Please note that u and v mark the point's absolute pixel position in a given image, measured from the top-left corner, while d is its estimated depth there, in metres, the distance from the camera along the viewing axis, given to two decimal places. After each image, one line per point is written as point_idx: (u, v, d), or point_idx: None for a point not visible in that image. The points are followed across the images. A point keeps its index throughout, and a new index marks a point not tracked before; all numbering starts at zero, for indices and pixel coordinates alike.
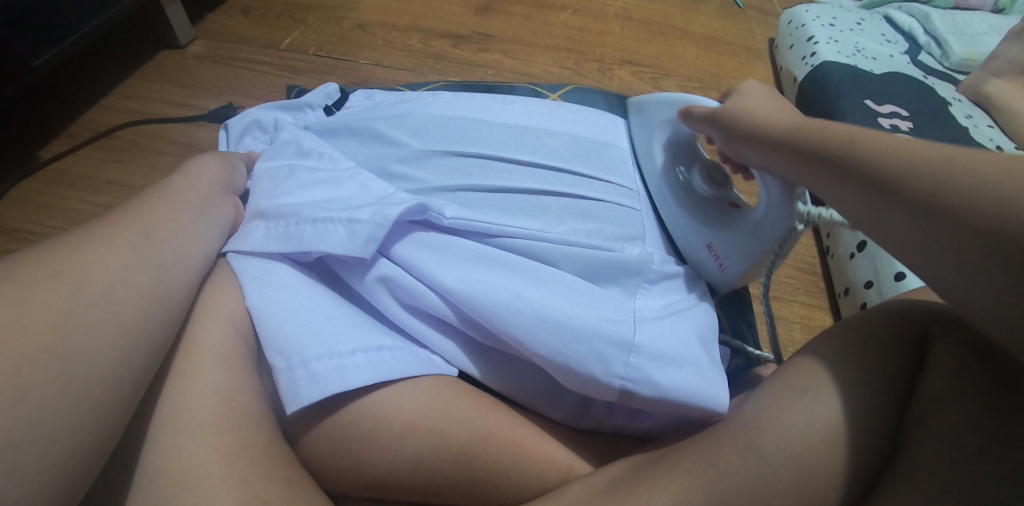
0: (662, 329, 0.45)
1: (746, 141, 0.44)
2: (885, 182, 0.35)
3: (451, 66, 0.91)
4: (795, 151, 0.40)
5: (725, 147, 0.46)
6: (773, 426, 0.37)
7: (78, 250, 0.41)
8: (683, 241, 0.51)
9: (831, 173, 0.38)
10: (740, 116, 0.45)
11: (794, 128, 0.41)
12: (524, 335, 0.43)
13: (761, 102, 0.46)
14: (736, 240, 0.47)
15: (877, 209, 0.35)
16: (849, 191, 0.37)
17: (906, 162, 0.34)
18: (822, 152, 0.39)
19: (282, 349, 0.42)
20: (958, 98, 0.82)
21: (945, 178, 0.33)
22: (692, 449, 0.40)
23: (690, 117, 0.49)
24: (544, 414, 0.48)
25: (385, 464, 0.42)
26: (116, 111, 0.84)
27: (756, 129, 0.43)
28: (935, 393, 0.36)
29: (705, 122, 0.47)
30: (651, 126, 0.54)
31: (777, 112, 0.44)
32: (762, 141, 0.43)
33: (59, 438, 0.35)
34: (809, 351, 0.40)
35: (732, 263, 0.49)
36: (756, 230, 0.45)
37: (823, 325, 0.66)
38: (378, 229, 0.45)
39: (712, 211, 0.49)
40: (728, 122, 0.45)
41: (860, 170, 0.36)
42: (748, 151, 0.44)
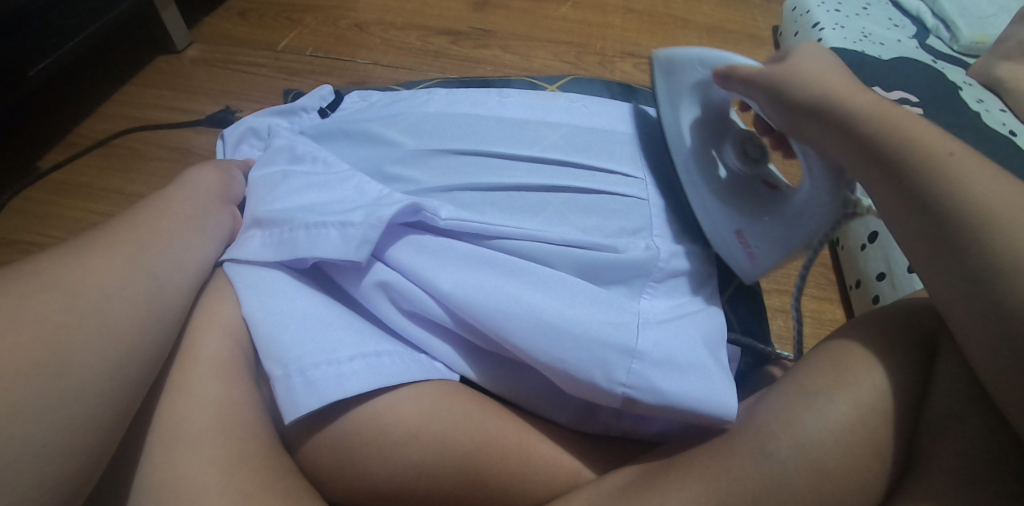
0: (668, 333, 0.44)
1: (806, 116, 0.40)
2: (946, 209, 0.35)
3: (449, 63, 0.90)
4: (862, 146, 0.38)
5: (777, 121, 0.42)
6: (787, 428, 0.36)
7: (71, 262, 0.40)
8: (709, 225, 0.46)
9: (897, 182, 0.37)
10: (799, 87, 0.41)
11: (861, 115, 0.39)
12: (526, 344, 0.42)
13: (822, 66, 0.42)
14: (774, 227, 0.43)
15: (929, 235, 0.36)
16: (903, 208, 0.37)
17: (966, 194, 0.35)
18: (890, 158, 0.37)
19: (280, 357, 0.41)
20: (968, 82, 0.79)
21: (994, 220, 0.34)
22: (703, 453, 0.38)
23: (729, 80, 0.43)
24: (550, 419, 0.47)
25: (387, 473, 0.41)
26: (114, 118, 0.83)
27: (819, 106, 0.40)
28: (949, 397, 0.36)
29: (753, 88, 0.42)
30: (674, 89, 0.47)
31: (841, 85, 0.41)
32: (824, 125, 0.40)
33: (48, 454, 0.34)
34: (821, 353, 0.39)
35: (763, 253, 0.44)
36: (798, 218, 0.41)
37: (834, 318, 0.64)
38: (372, 230, 0.44)
39: (748, 194, 0.45)
40: (788, 94, 0.41)
41: (927, 188, 0.36)
42: (804, 130, 0.41)
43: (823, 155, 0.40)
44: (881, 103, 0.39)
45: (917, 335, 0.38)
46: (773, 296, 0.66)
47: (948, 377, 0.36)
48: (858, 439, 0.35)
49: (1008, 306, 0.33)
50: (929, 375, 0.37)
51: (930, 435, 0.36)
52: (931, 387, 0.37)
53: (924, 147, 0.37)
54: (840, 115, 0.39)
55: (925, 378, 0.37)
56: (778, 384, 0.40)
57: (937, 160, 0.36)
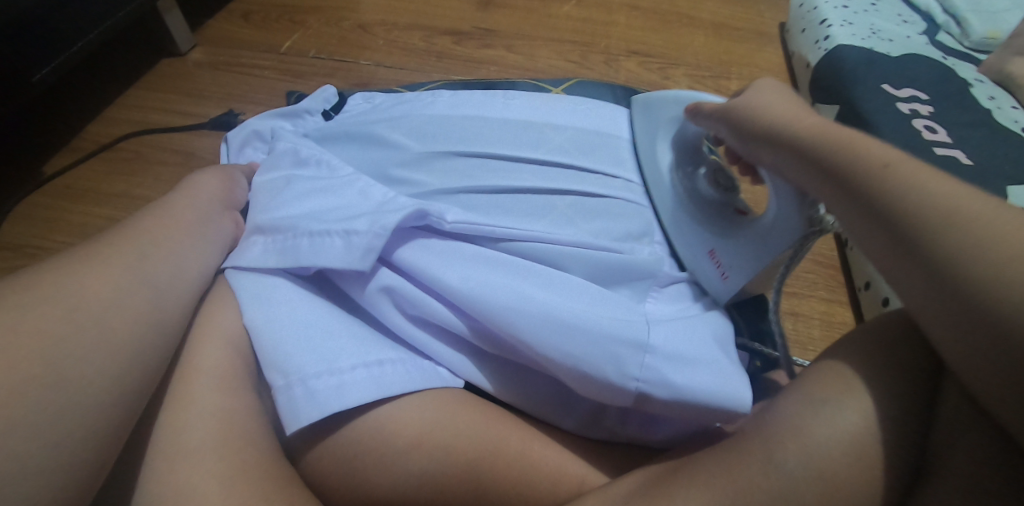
0: (677, 331, 0.43)
1: (763, 143, 0.41)
2: (906, 222, 0.33)
3: (453, 64, 0.89)
4: (810, 161, 0.38)
5: (737, 145, 0.43)
6: (793, 439, 0.36)
7: (72, 273, 0.40)
8: (684, 248, 0.48)
9: (848, 197, 0.36)
10: (754, 112, 0.43)
11: (810, 132, 0.39)
12: (537, 340, 0.41)
13: (782, 98, 0.44)
14: (742, 245, 0.45)
15: (895, 249, 0.34)
16: (866, 222, 0.35)
17: (928, 207, 0.33)
18: (840, 172, 0.36)
19: (281, 367, 0.41)
20: (979, 79, 0.78)
21: (965, 233, 0.32)
22: (706, 462, 0.38)
23: (696, 114, 0.47)
24: (556, 425, 0.46)
25: (389, 483, 0.41)
26: (118, 122, 0.84)
27: (770, 128, 0.41)
28: (952, 423, 0.35)
29: (715, 120, 0.45)
30: (655, 125, 0.51)
31: (795, 110, 0.42)
32: (777, 143, 0.40)
33: (47, 466, 0.34)
34: (831, 356, 0.39)
35: (733, 272, 0.45)
36: (762, 237, 0.43)
37: (844, 321, 0.63)
38: (377, 239, 0.43)
39: (719, 217, 0.47)
40: (742, 120, 0.43)
41: (881, 201, 0.35)
42: (760, 151, 0.42)
43: (780, 172, 0.40)
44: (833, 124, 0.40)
45: (927, 341, 0.37)
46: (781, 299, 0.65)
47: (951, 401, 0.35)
48: (864, 449, 0.35)
49: (985, 319, 0.30)
50: (938, 383, 0.36)
51: (938, 447, 0.35)
52: (940, 396, 0.36)
53: (874, 160, 0.36)
54: (789, 133, 0.40)
55: (934, 386, 0.36)
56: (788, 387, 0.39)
57: (894, 174, 0.35)
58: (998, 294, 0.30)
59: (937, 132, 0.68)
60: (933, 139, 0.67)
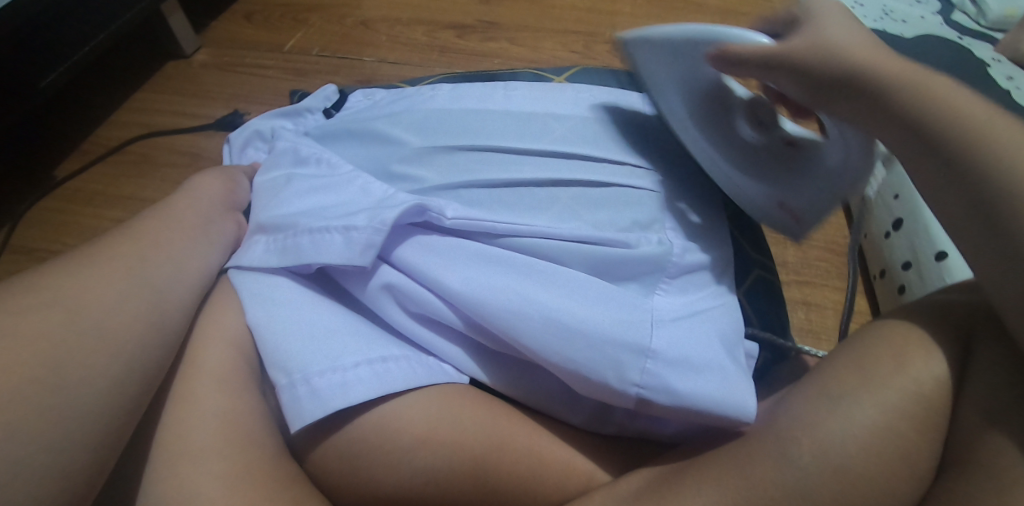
0: (682, 333, 0.42)
1: (838, 96, 0.39)
2: (984, 178, 0.34)
3: (457, 58, 0.89)
4: (894, 118, 0.37)
5: (800, 96, 0.41)
6: (807, 432, 0.35)
7: (72, 275, 0.40)
8: (743, 194, 0.46)
9: (937, 156, 0.36)
10: (816, 57, 0.39)
11: (886, 81, 0.38)
12: (538, 345, 0.41)
13: (833, 28, 0.41)
14: (810, 189, 0.43)
15: (971, 204, 0.35)
16: (951, 184, 0.35)
17: (1005, 158, 0.34)
18: (923, 129, 0.36)
19: (284, 365, 0.41)
20: (996, 58, 0.75)
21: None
22: (718, 457, 0.37)
23: (724, 58, 0.40)
24: (564, 420, 0.45)
25: (396, 481, 0.41)
26: (125, 125, 0.84)
27: (841, 78, 0.39)
28: (982, 395, 0.34)
29: (766, 71, 0.40)
30: (657, 68, 0.44)
31: (857, 47, 0.40)
32: (852, 96, 0.39)
33: (52, 469, 0.34)
34: (852, 343, 0.38)
35: (805, 213, 0.44)
36: (835, 179, 0.42)
37: (857, 310, 0.62)
38: (376, 235, 0.43)
39: (771, 160, 0.43)
40: (805, 68, 0.40)
41: (962, 158, 0.35)
42: (830, 103, 0.40)
43: (853, 126, 0.39)
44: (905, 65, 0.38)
45: (955, 318, 0.37)
46: (793, 288, 0.63)
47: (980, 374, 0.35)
48: (880, 436, 0.34)
49: None
50: (962, 373, 0.35)
51: (966, 423, 0.34)
52: (964, 388, 0.35)
53: (956, 115, 0.36)
54: (868, 83, 0.38)
55: (959, 376, 0.35)
56: (801, 383, 0.38)
57: (971, 125, 0.35)
58: None
59: None
60: None
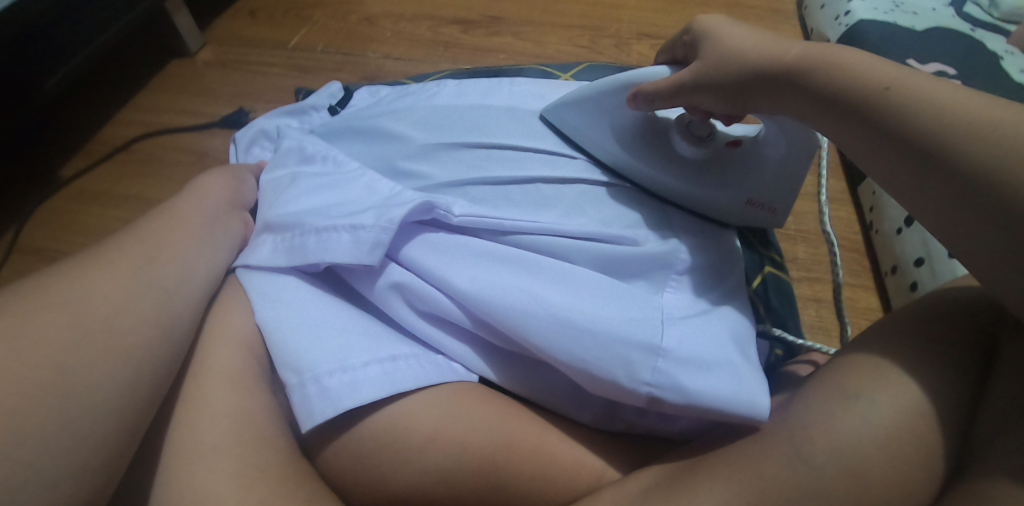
0: (693, 330, 0.42)
1: (764, 94, 0.41)
2: (911, 136, 0.35)
3: (462, 53, 0.88)
4: (824, 102, 0.38)
5: (718, 106, 0.43)
6: (824, 430, 0.34)
7: (80, 277, 0.40)
8: (716, 207, 0.49)
9: (876, 135, 0.36)
10: (717, 67, 0.42)
11: (791, 66, 0.39)
12: (547, 343, 0.40)
13: (726, 29, 0.43)
14: (770, 178, 0.48)
15: (905, 166, 0.35)
16: (896, 165, 0.35)
17: (925, 113, 0.34)
18: (842, 101, 0.37)
19: (295, 365, 0.40)
20: (1009, 50, 0.74)
21: (963, 126, 0.33)
22: (732, 456, 0.37)
23: (639, 100, 0.46)
24: (573, 419, 0.45)
25: (406, 479, 0.40)
26: (131, 123, 0.84)
27: (747, 76, 0.41)
28: (1007, 400, 0.34)
29: (680, 96, 0.44)
30: (586, 120, 0.49)
31: (751, 41, 0.42)
32: (767, 88, 0.40)
33: (63, 471, 0.34)
34: (867, 343, 0.37)
35: (778, 202, 0.49)
36: (785, 165, 0.46)
37: (868, 307, 0.61)
38: (383, 233, 0.43)
39: (722, 164, 0.47)
40: (711, 80, 0.42)
41: (886, 120, 0.35)
42: (750, 101, 0.42)
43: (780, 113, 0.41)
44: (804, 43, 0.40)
45: (976, 325, 0.36)
46: (802, 285, 0.63)
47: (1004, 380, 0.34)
48: (901, 434, 0.34)
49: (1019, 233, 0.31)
50: (988, 373, 0.35)
51: (987, 424, 0.34)
52: (988, 387, 0.35)
53: (882, 87, 0.36)
54: (787, 75, 0.39)
55: (981, 381, 0.35)
56: (810, 385, 0.38)
57: (889, 88, 0.36)
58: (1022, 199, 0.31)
59: None
60: None
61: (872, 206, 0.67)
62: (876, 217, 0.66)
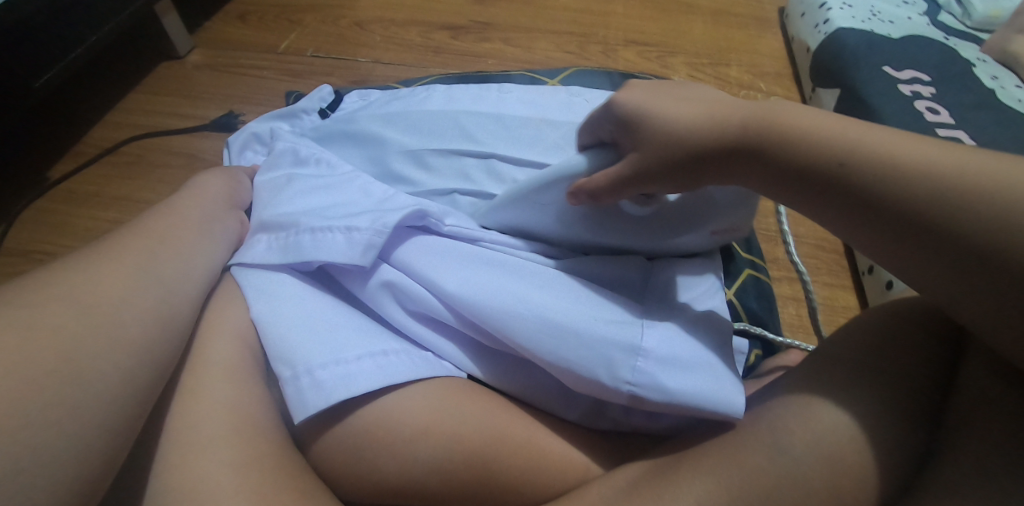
0: (673, 333, 0.42)
1: (726, 170, 0.39)
2: (886, 204, 0.35)
3: (451, 58, 0.89)
4: (793, 175, 0.37)
5: (671, 188, 0.40)
6: (803, 420, 0.36)
7: (80, 271, 0.41)
8: (679, 246, 0.47)
9: (851, 204, 0.36)
10: (662, 153, 0.39)
11: (749, 140, 0.38)
12: (533, 343, 0.42)
13: (654, 109, 0.39)
14: (727, 214, 0.45)
15: (883, 233, 0.36)
16: (876, 231, 0.36)
17: (894, 178, 0.35)
18: (811, 174, 0.37)
19: (288, 360, 0.41)
20: (981, 59, 0.77)
21: (930, 188, 0.34)
22: (715, 446, 0.38)
23: (580, 196, 0.41)
24: (559, 415, 0.46)
25: (396, 472, 0.41)
26: (121, 126, 0.84)
27: (705, 158, 0.39)
28: (968, 402, 0.36)
29: (628, 189, 0.40)
30: (524, 206, 0.45)
31: (691, 121, 0.39)
32: (730, 163, 0.39)
33: (61, 459, 0.35)
34: (837, 339, 0.40)
35: (741, 223, 0.46)
36: (739, 200, 0.44)
37: (847, 306, 0.63)
38: (377, 235, 0.44)
39: (671, 215, 0.44)
40: (661, 168, 0.39)
41: (863, 190, 0.36)
42: (713, 178, 0.39)
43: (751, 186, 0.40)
44: (752, 115, 0.38)
45: (941, 342, 0.38)
46: (783, 285, 0.64)
47: (969, 386, 0.36)
48: (868, 435, 0.35)
49: (994, 275, 0.33)
50: (951, 386, 0.38)
51: (952, 427, 0.36)
52: (951, 400, 0.37)
53: (855, 148, 0.36)
54: (749, 148, 0.38)
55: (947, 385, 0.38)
56: (789, 384, 0.39)
57: (856, 150, 0.36)
58: (997, 243, 0.33)
59: (939, 114, 0.68)
60: (936, 120, 0.67)
61: None
62: None
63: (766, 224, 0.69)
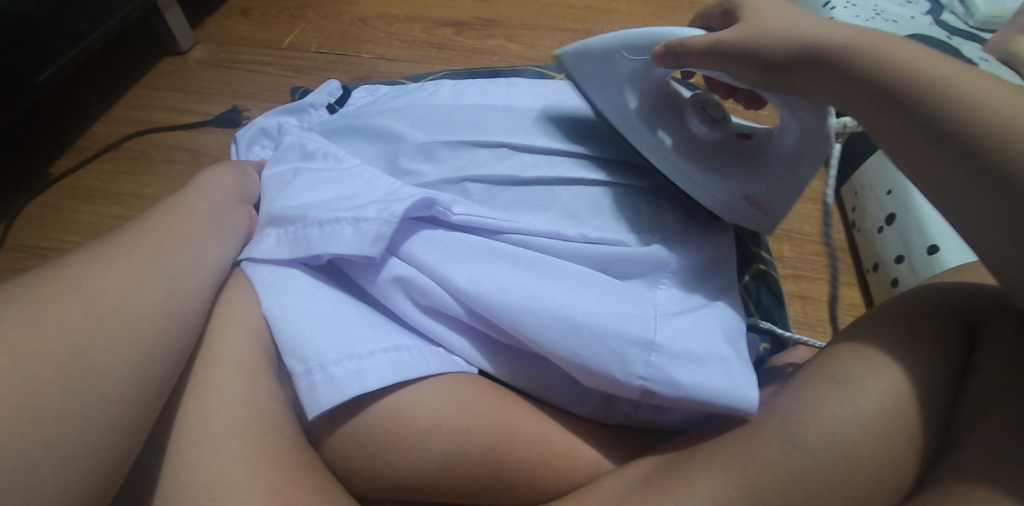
0: (687, 326, 0.43)
1: (795, 69, 0.40)
2: (949, 122, 0.34)
3: (455, 55, 0.89)
4: (862, 79, 0.37)
5: (746, 78, 0.42)
6: (816, 415, 0.36)
7: (91, 265, 0.41)
8: (713, 196, 0.48)
9: (910, 117, 0.36)
10: (754, 42, 0.41)
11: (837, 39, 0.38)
12: (545, 337, 0.42)
13: (771, 14, 0.42)
14: (778, 176, 0.45)
15: (934, 150, 0.35)
16: (927, 144, 0.35)
17: (968, 102, 0.34)
18: (881, 78, 0.37)
19: (301, 355, 0.42)
20: (983, 58, 0.77)
21: (1001, 121, 0.33)
22: (726, 443, 0.38)
23: (669, 59, 0.44)
24: (569, 410, 0.46)
25: (409, 466, 0.41)
26: (124, 121, 0.84)
27: (787, 53, 0.40)
28: (982, 389, 0.36)
29: (713, 62, 0.42)
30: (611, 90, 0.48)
31: (796, 24, 0.41)
32: (808, 61, 0.39)
33: (76, 454, 0.35)
34: (852, 334, 0.40)
35: (777, 206, 0.47)
36: (793, 164, 0.44)
37: (852, 302, 0.63)
38: (386, 226, 0.44)
39: (728, 149, 0.47)
40: (749, 49, 0.41)
41: (925, 103, 0.35)
42: (786, 77, 0.40)
43: (810, 97, 0.40)
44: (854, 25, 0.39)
45: (956, 326, 0.38)
46: (789, 281, 0.65)
47: (984, 371, 0.36)
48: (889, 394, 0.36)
49: None
50: (966, 370, 0.37)
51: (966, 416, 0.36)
52: (966, 387, 0.37)
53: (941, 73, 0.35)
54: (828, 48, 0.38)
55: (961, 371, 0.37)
56: (846, 331, 0.41)
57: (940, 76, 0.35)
58: None
59: None
60: None
61: (854, 205, 0.69)
62: (858, 217, 0.68)
63: None
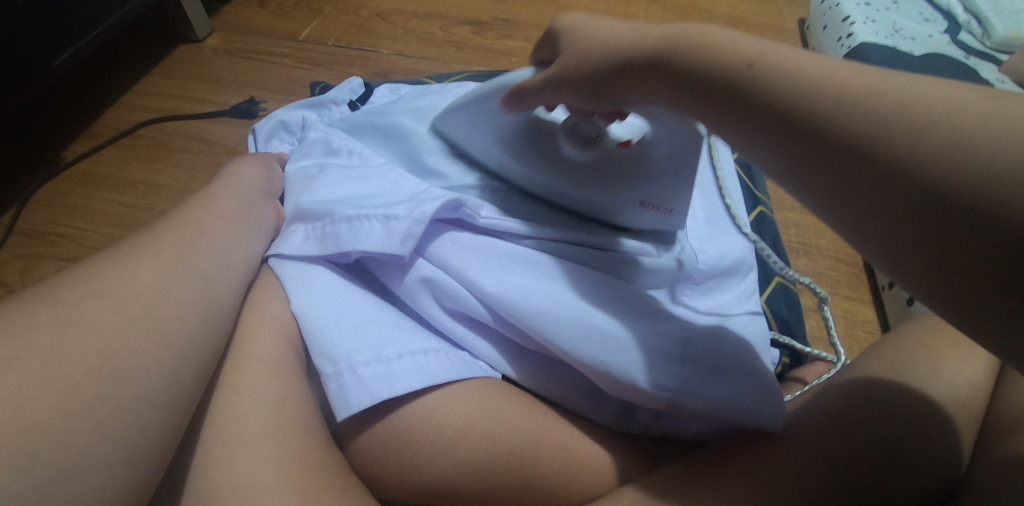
0: (712, 338, 0.44)
1: (631, 85, 0.39)
2: (807, 121, 0.30)
3: (474, 54, 0.89)
4: (708, 89, 0.34)
5: (585, 101, 0.41)
6: (842, 425, 0.40)
7: (122, 264, 0.41)
8: (615, 210, 0.48)
9: (779, 131, 0.31)
10: (580, 61, 0.41)
11: (660, 50, 0.37)
12: (570, 344, 0.42)
13: (590, 29, 0.42)
14: (663, 177, 0.45)
15: (808, 163, 0.30)
16: (803, 160, 0.31)
17: (822, 95, 0.30)
18: (724, 88, 0.34)
19: (330, 355, 0.42)
20: (1000, 79, 0.78)
21: (872, 109, 0.29)
22: (761, 455, 0.41)
23: (512, 100, 0.46)
24: (590, 419, 0.47)
25: (435, 471, 0.41)
26: (137, 108, 0.83)
27: (610, 68, 0.39)
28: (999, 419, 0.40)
29: (548, 91, 0.43)
30: (469, 132, 0.50)
31: (613, 34, 0.40)
32: (641, 76, 0.38)
33: (108, 450, 0.35)
34: (863, 363, 0.46)
35: (675, 204, 0.46)
36: (672, 161, 0.44)
37: (866, 319, 0.64)
38: (416, 226, 0.44)
39: (606, 166, 0.46)
40: (574, 76, 0.41)
41: (779, 108, 0.31)
42: (616, 93, 0.40)
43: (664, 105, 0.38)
44: (672, 30, 0.37)
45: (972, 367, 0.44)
46: (804, 296, 0.65)
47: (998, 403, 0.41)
48: (906, 417, 0.40)
49: (974, 222, 0.25)
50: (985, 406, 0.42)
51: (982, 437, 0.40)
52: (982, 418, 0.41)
53: (801, 72, 0.31)
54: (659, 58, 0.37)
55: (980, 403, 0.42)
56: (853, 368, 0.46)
57: (800, 76, 0.31)
58: (953, 170, 0.26)
59: None
60: None
61: None
62: None
63: (787, 235, 0.70)
